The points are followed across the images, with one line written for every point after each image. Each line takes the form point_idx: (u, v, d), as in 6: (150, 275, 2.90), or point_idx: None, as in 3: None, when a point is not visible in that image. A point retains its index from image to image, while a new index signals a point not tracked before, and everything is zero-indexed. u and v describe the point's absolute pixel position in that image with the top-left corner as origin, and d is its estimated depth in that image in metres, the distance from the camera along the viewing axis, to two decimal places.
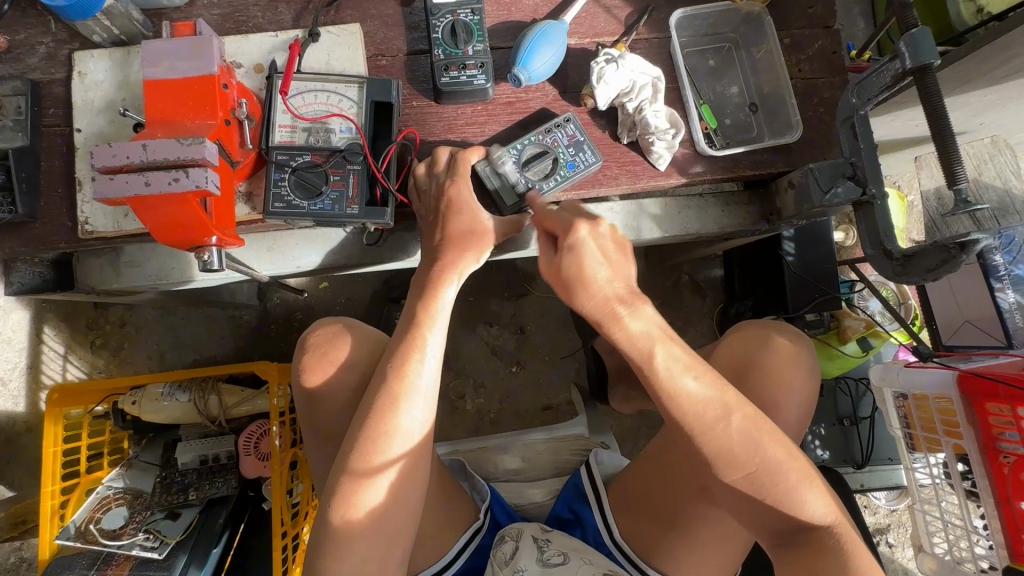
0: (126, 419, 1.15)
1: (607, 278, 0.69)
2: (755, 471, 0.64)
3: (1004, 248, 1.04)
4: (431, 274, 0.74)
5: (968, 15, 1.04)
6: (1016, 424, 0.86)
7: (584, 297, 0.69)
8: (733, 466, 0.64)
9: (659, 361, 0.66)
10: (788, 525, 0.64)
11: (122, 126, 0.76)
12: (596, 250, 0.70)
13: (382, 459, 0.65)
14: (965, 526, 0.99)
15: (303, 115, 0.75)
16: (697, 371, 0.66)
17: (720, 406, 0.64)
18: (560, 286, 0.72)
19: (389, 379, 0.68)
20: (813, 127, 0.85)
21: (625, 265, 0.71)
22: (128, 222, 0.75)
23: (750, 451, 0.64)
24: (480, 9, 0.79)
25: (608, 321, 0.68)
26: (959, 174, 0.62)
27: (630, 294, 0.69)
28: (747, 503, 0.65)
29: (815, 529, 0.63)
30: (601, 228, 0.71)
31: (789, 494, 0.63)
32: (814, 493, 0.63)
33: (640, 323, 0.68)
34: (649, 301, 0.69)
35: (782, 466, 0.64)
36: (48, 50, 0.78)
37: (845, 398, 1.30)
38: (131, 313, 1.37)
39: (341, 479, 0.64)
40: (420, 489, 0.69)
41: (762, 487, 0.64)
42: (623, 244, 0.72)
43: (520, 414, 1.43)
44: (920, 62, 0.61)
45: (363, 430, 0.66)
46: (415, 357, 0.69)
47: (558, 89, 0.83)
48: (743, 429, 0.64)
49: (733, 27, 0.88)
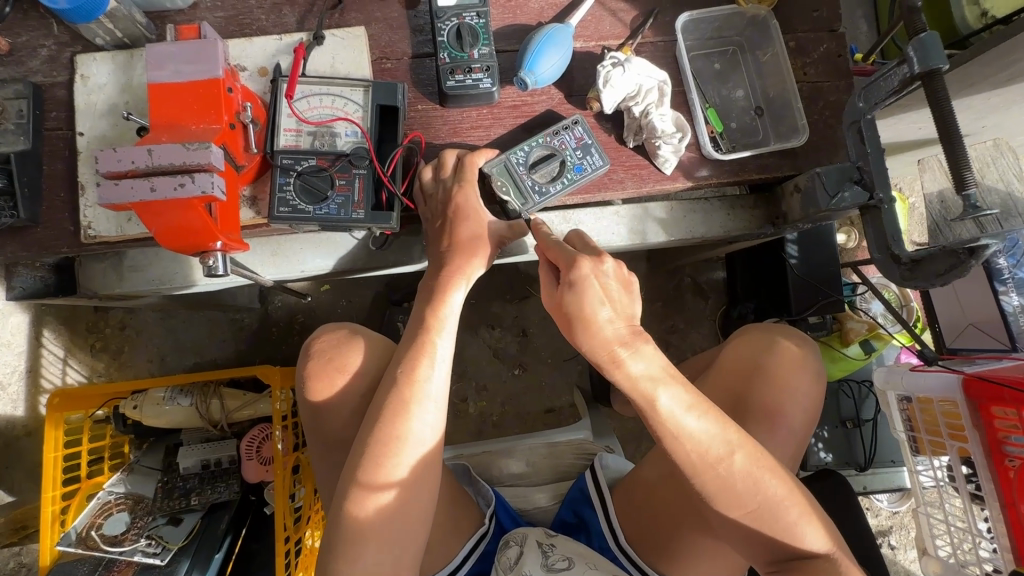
0: (128, 423, 1.13)
1: (610, 317, 0.65)
2: (757, 508, 0.64)
3: (1006, 252, 1.03)
4: (439, 279, 0.74)
5: (972, 19, 1.03)
6: (1022, 427, 0.86)
7: (589, 336, 0.65)
8: (735, 504, 0.64)
9: (661, 406, 0.63)
10: (785, 554, 0.65)
11: (125, 129, 0.75)
12: (600, 291, 0.66)
13: (394, 464, 0.65)
14: (970, 529, 0.99)
15: (308, 119, 0.74)
16: (699, 411, 0.64)
17: (724, 446, 0.63)
18: (562, 323, 0.68)
19: (399, 384, 0.68)
20: (819, 130, 0.85)
21: (628, 304, 0.67)
22: (132, 226, 0.75)
23: (752, 489, 0.63)
24: (485, 13, 0.78)
25: (609, 365, 0.65)
26: (968, 179, 0.61)
27: (632, 335, 0.65)
28: (747, 539, 0.66)
29: (813, 558, 0.64)
30: (604, 265, 0.67)
31: (789, 530, 0.64)
32: (813, 527, 0.64)
33: (643, 364, 0.65)
34: (650, 341, 0.65)
35: (783, 502, 0.64)
36: (50, 53, 0.77)
37: (848, 401, 1.30)
38: (131, 316, 1.37)
39: (352, 485, 0.64)
40: (431, 495, 0.69)
41: (763, 523, 0.64)
42: (628, 279, 0.68)
43: (523, 417, 1.43)
44: (928, 67, 0.61)
45: (374, 435, 0.65)
46: (425, 361, 0.69)
47: (564, 93, 0.83)
48: (745, 468, 0.63)
49: (739, 31, 0.88)
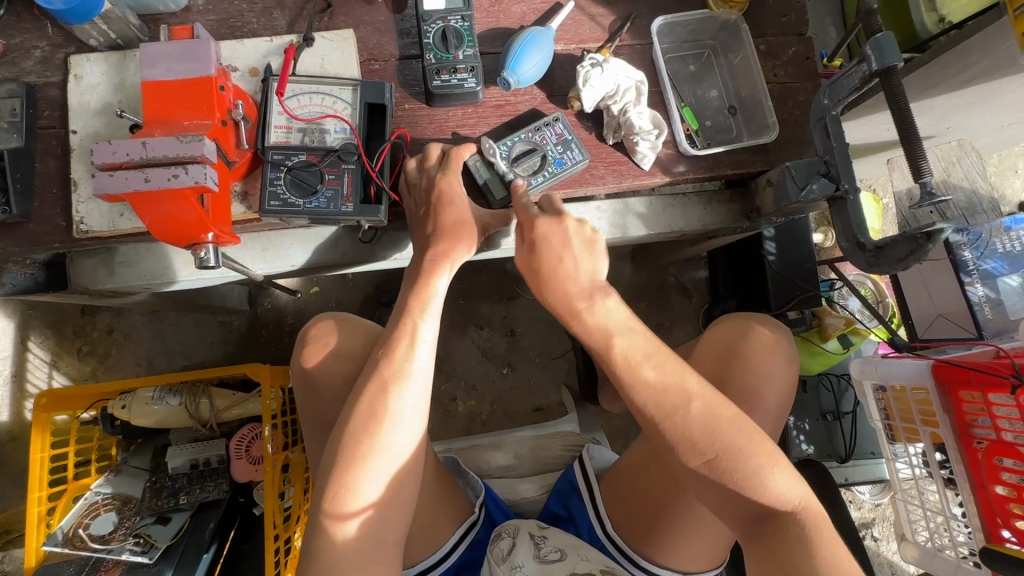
0: (116, 424, 1.14)
1: (574, 271, 0.73)
2: (716, 456, 0.63)
3: (971, 245, 1.09)
4: (424, 265, 0.76)
5: (931, 24, 1.08)
6: (988, 410, 0.90)
7: (555, 290, 0.72)
8: (694, 453, 0.64)
9: (619, 349, 0.68)
10: (754, 513, 0.63)
11: (118, 127, 0.77)
12: (570, 245, 0.73)
13: (374, 442, 0.66)
14: (945, 513, 1.02)
15: (298, 116, 0.77)
16: (658, 359, 0.68)
17: (680, 394, 0.65)
18: (531, 280, 0.75)
19: (381, 364, 0.70)
20: (789, 128, 0.89)
21: (590, 258, 0.74)
22: (124, 221, 0.76)
23: (708, 437, 0.63)
24: (469, 16, 0.82)
25: (571, 315, 0.72)
26: (925, 168, 0.65)
27: (592, 289, 0.72)
28: (713, 488, 0.64)
29: (779, 515, 0.62)
30: (565, 224, 0.74)
31: (751, 480, 0.62)
32: (776, 476, 0.62)
33: (608, 313, 0.71)
34: (612, 292, 0.72)
35: (744, 450, 0.63)
36: (43, 54, 0.79)
37: (827, 394, 1.34)
38: (119, 320, 1.36)
39: (334, 461, 0.66)
40: (413, 474, 0.70)
41: (721, 473, 0.63)
42: (591, 238, 0.75)
43: (512, 415, 1.45)
44: (885, 64, 0.65)
45: (354, 414, 0.67)
46: (405, 344, 0.71)
47: (545, 93, 0.86)
48: (701, 415, 0.64)
49: (712, 34, 0.92)
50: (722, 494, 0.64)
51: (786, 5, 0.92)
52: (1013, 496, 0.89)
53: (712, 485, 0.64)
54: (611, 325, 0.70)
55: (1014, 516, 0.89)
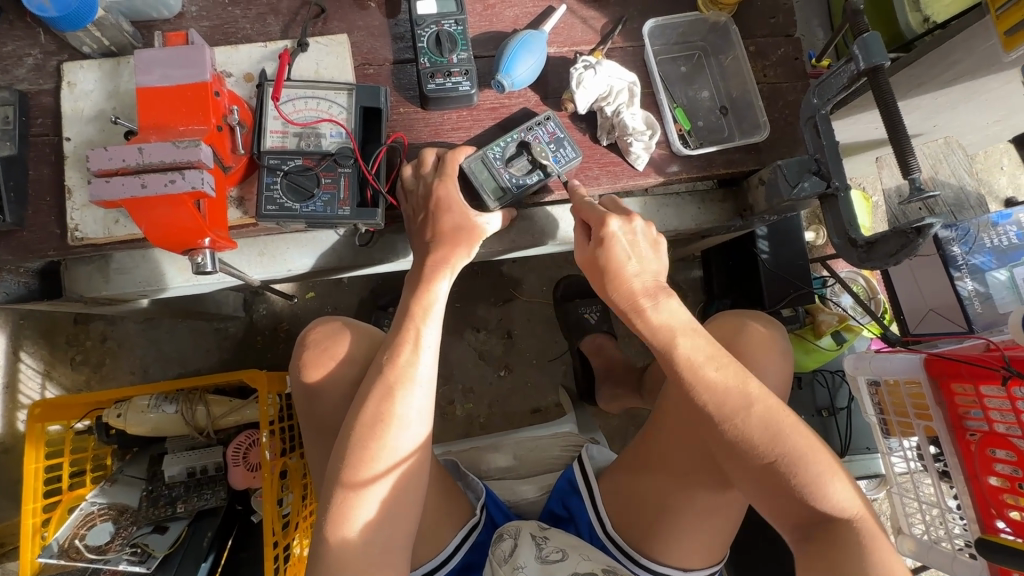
0: (111, 432, 1.13)
1: (638, 271, 0.74)
2: (776, 460, 0.64)
3: (960, 240, 1.10)
4: (425, 269, 0.77)
5: (916, 24, 1.10)
6: (979, 402, 0.92)
7: (619, 287, 0.74)
8: (755, 455, 0.65)
9: (681, 350, 0.70)
10: (810, 516, 0.64)
11: (112, 133, 0.77)
12: (625, 244, 0.74)
13: (380, 446, 0.67)
14: (940, 506, 1.03)
15: (293, 121, 0.77)
16: (719, 361, 0.69)
17: (741, 396, 0.66)
18: (593, 275, 0.76)
19: (384, 369, 0.70)
20: (779, 127, 0.90)
21: (653, 260, 0.75)
22: (119, 228, 0.76)
23: (769, 439, 0.64)
24: (462, 20, 0.82)
25: (634, 313, 0.73)
26: (913, 164, 0.66)
27: (656, 289, 0.74)
28: (768, 488, 0.65)
29: (837, 521, 0.63)
30: (635, 224, 0.75)
31: (810, 485, 0.63)
32: (836, 484, 0.63)
33: (666, 314, 0.72)
34: (674, 294, 0.73)
35: (804, 458, 0.64)
36: (36, 62, 0.79)
37: (822, 390, 1.35)
38: (113, 328, 1.35)
39: (341, 466, 0.66)
40: (420, 477, 0.71)
41: (779, 476, 0.64)
42: (655, 239, 0.76)
43: (510, 417, 1.45)
44: (873, 63, 0.66)
45: (359, 418, 0.68)
46: (408, 348, 0.71)
47: (539, 95, 0.87)
48: (764, 418, 0.65)
49: (702, 36, 0.93)
50: (777, 496, 0.65)
51: (774, 6, 0.93)
52: (1007, 487, 0.90)
53: (767, 487, 0.65)
54: (674, 325, 0.71)
55: (1008, 506, 0.90)
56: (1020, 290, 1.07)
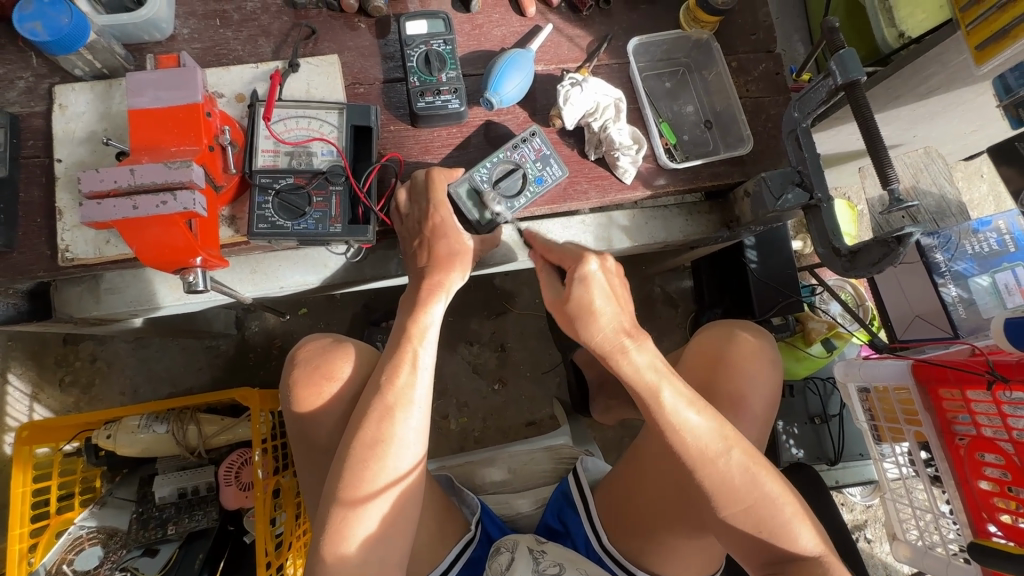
0: (100, 454, 1.11)
1: (614, 311, 0.71)
2: (753, 505, 0.68)
3: (942, 247, 1.13)
4: (421, 292, 0.78)
5: (891, 39, 1.12)
6: (967, 406, 0.93)
7: (592, 330, 0.70)
8: (734, 500, 0.68)
9: (664, 397, 0.68)
10: (777, 555, 0.69)
11: (104, 154, 0.78)
12: (604, 282, 0.72)
13: (380, 467, 0.67)
14: (933, 511, 1.04)
15: (285, 140, 0.78)
16: (698, 407, 0.69)
17: (721, 443, 0.68)
18: (564, 319, 0.74)
19: (382, 390, 0.70)
20: (763, 140, 0.92)
21: (627, 302, 0.73)
22: (110, 248, 0.76)
23: (749, 485, 0.68)
24: (451, 40, 0.84)
25: (615, 354, 0.70)
26: (891, 175, 0.68)
27: (634, 330, 0.71)
28: (745, 532, 0.69)
29: (805, 559, 0.68)
30: (608, 263, 0.74)
31: (784, 529, 0.68)
32: (805, 527, 0.68)
33: (645, 357, 0.70)
34: (649, 338, 0.71)
35: (778, 501, 0.68)
36: (28, 85, 0.80)
37: (814, 397, 1.36)
38: (103, 348, 1.34)
39: (339, 486, 0.66)
40: (415, 498, 0.71)
41: (756, 521, 0.68)
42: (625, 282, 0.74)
43: (505, 430, 1.44)
44: (849, 78, 0.69)
45: (358, 439, 0.68)
46: (406, 369, 0.72)
47: (528, 112, 0.89)
48: (742, 464, 0.68)
49: (685, 53, 0.96)
50: (753, 540, 0.69)
51: (755, 24, 0.96)
52: (997, 491, 0.91)
53: (745, 531, 0.68)
54: (653, 371, 0.69)
55: (999, 510, 0.91)
56: (1003, 295, 1.09)
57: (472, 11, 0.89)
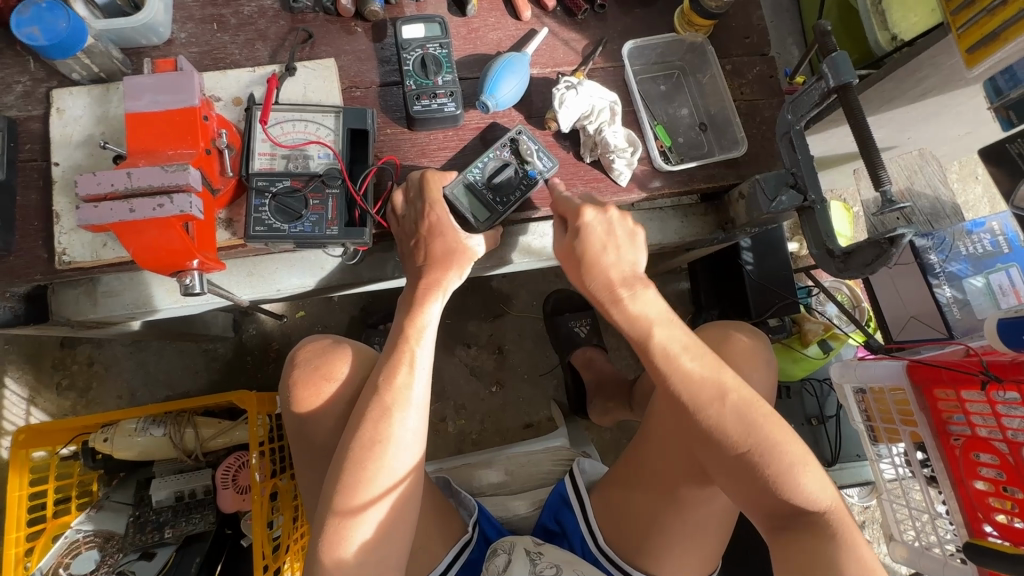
0: (97, 458, 1.12)
1: (615, 261, 0.74)
2: (751, 450, 0.66)
3: (936, 248, 1.13)
4: (418, 292, 0.78)
5: (884, 42, 1.12)
6: (962, 407, 0.93)
7: (596, 275, 0.74)
8: (729, 445, 0.67)
9: (658, 340, 0.70)
10: (787, 510, 0.67)
11: (101, 158, 0.78)
12: (602, 232, 0.75)
13: (378, 467, 0.67)
14: (930, 512, 1.04)
15: (281, 143, 0.79)
16: (695, 352, 0.70)
17: (717, 385, 0.68)
18: (570, 266, 0.77)
19: (380, 391, 0.70)
20: (757, 142, 0.93)
21: (630, 250, 0.76)
22: (107, 251, 0.76)
23: (744, 429, 0.66)
24: (447, 44, 0.85)
25: (610, 303, 0.73)
26: (883, 177, 0.70)
27: (633, 278, 0.74)
28: (746, 480, 0.67)
29: (810, 513, 0.66)
30: (609, 213, 0.76)
31: (786, 475, 0.65)
32: (811, 476, 0.66)
33: (643, 305, 0.72)
34: (650, 285, 0.74)
35: (779, 448, 0.66)
36: (25, 89, 0.80)
37: (811, 398, 1.36)
38: (100, 351, 1.34)
39: (338, 487, 0.66)
40: (413, 499, 0.71)
41: (757, 467, 0.66)
42: (632, 231, 0.76)
43: (503, 432, 1.45)
44: (841, 81, 0.70)
45: (357, 440, 0.68)
46: (404, 369, 0.72)
47: (524, 115, 0.89)
48: (736, 410, 0.67)
49: (680, 56, 0.96)
50: (754, 487, 0.67)
51: (748, 27, 0.97)
52: (992, 491, 0.91)
53: (744, 475, 0.67)
54: (649, 316, 0.72)
55: (995, 510, 0.91)
56: (997, 296, 1.10)
57: (468, 15, 0.90)
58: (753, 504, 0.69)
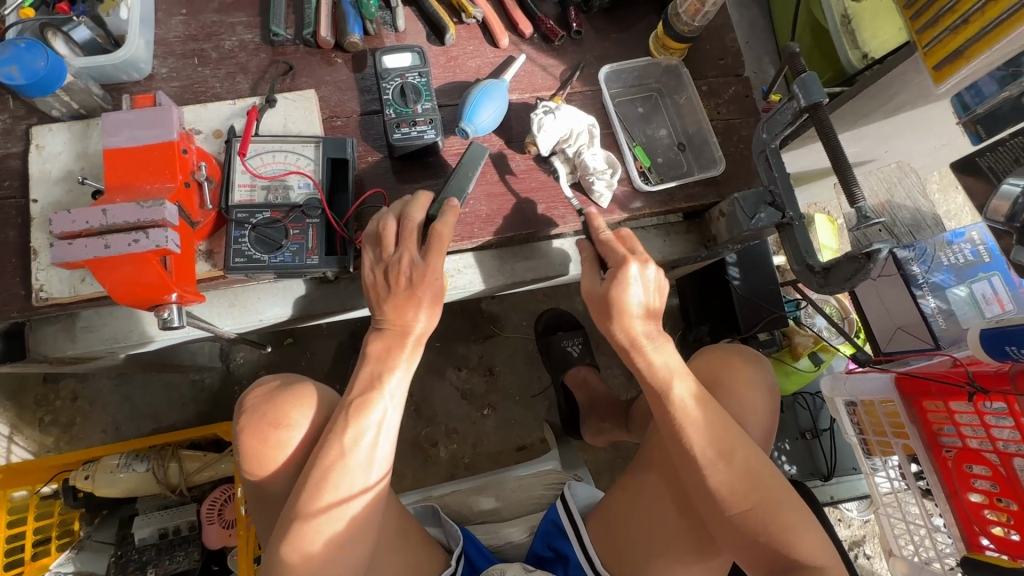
0: (78, 496, 1.09)
1: (641, 313, 0.74)
2: (756, 505, 0.68)
3: (918, 259, 1.15)
4: (380, 340, 0.74)
5: (856, 60, 1.14)
6: (951, 418, 0.92)
7: (622, 325, 0.74)
8: (733, 500, 0.68)
9: (678, 390, 0.71)
10: (783, 564, 0.69)
11: (80, 193, 0.78)
12: (639, 288, 0.73)
13: (325, 525, 0.66)
14: (926, 525, 1.03)
15: (261, 174, 0.79)
16: (711, 407, 0.71)
17: (726, 444, 0.69)
18: (596, 310, 0.76)
19: (331, 450, 0.68)
20: (735, 161, 0.94)
21: (655, 304, 0.75)
22: (86, 286, 0.76)
23: (750, 485, 0.68)
24: (426, 72, 0.86)
25: (631, 349, 0.74)
26: (857, 194, 0.70)
27: (657, 331, 0.75)
28: (750, 538, 0.69)
29: (809, 569, 0.68)
30: (649, 271, 0.74)
31: (789, 535, 0.68)
32: (809, 533, 0.68)
33: (663, 356, 0.73)
34: (671, 340, 0.75)
35: (783, 507, 0.68)
36: (5, 126, 0.80)
37: (805, 412, 1.36)
38: (83, 386, 1.32)
39: (283, 542, 0.65)
40: (364, 552, 0.70)
41: (762, 525, 0.68)
42: (661, 283, 0.75)
43: (495, 456, 1.43)
44: (812, 101, 0.71)
45: (304, 497, 0.66)
46: (358, 429, 0.69)
47: (503, 139, 0.90)
48: (743, 468, 0.69)
49: (657, 78, 0.98)
50: (757, 545, 0.69)
51: (722, 49, 0.99)
52: (987, 503, 0.90)
53: (748, 533, 0.68)
54: (670, 369, 0.73)
55: (991, 522, 0.89)
56: (981, 305, 1.12)
57: (446, 44, 0.92)
58: (753, 558, 0.70)
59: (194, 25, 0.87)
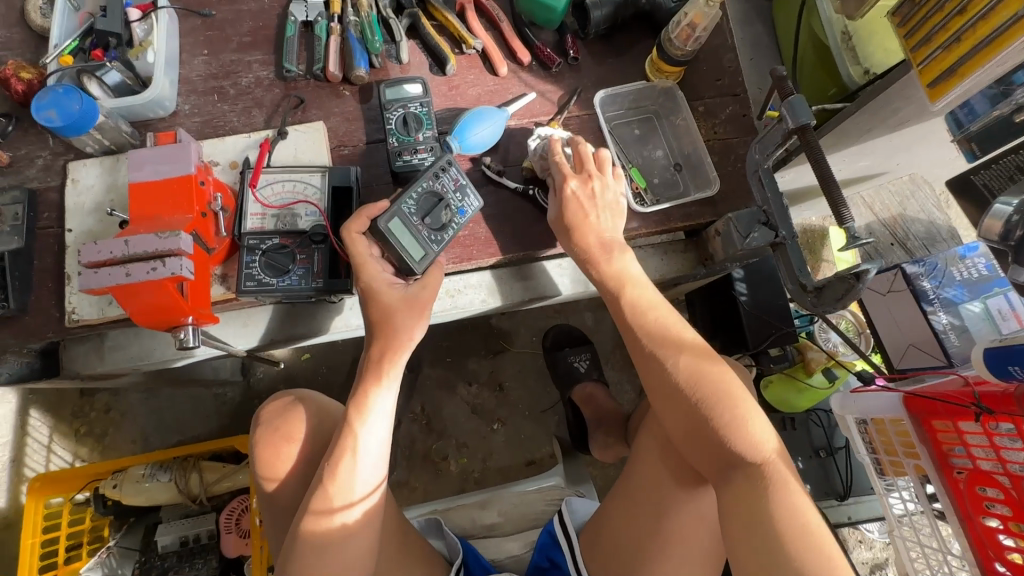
0: (108, 504, 1.14)
1: (598, 222, 0.82)
2: (698, 398, 0.70)
3: (929, 274, 1.13)
4: (369, 365, 0.77)
5: (857, 76, 1.15)
6: (961, 439, 0.90)
7: (584, 235, 0.82)
8: (680, 396, 0.71)
9: (629, 293, 0.80)
10: (728, 460, 0.68)
11: (110, 223, 0.85)
12: (589, 198, 0.82)
13: (327, 537, 0.71)
14: (942, 549, 0.99)
15: (271, 204, 0.84)
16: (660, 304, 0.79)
17: (667, 347, 0.74)
18: (560, 233, 0.84)
19: (326, 482, 0.72)
20: (731, 180, 0.95)
21: (612, 219, 0.83)
22: (112, 308, 0.82)
23: (695, 384, 0.71)
24: (428, 102, 0.90)
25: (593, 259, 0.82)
26: (846, 214, 0.71)
27: (612, 244, 0.82)
28: (697, 433, 0.70)
29: (749, 467, 0.66)
30: (592, 182, 0.83)
31: (733, 425, 0.68)
32: (757, 424, 0.68)
33: (622, 261, 0.82)
34: (627, 248, 0.83)
35: (719, 405, 0.69)
36: (45, 162, 0.88)
37: (819, 430, 1.34)
38: (116, 399, 1.40)
39: (295, 557, 0.71)
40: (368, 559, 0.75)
41: (702, 426, 0.69)
42: (615, 197, 0.84)
43: (504, 470, 1.44)
44: (799, 122, 0.72)
45: (306, 519, 0.71)
46: (348, 458, 0.72)
47: (502, 164, 0.93)
48: (685, 368, 0.72)
49: (653, 100, 1.00)
50: (703, 439, 0.69)
51: (719, 70, 1.00)
52: (1002, 527, 0.87)
53: (685, 411, 0.70)
54: (626, 274, 0.81)
55: (1006, 547, 0.86)
56: (997, 321, 1.09)
57: (448, 74, 0.96)
58: (705, 456, 0.70)
59: (215, 64, 0.94)
